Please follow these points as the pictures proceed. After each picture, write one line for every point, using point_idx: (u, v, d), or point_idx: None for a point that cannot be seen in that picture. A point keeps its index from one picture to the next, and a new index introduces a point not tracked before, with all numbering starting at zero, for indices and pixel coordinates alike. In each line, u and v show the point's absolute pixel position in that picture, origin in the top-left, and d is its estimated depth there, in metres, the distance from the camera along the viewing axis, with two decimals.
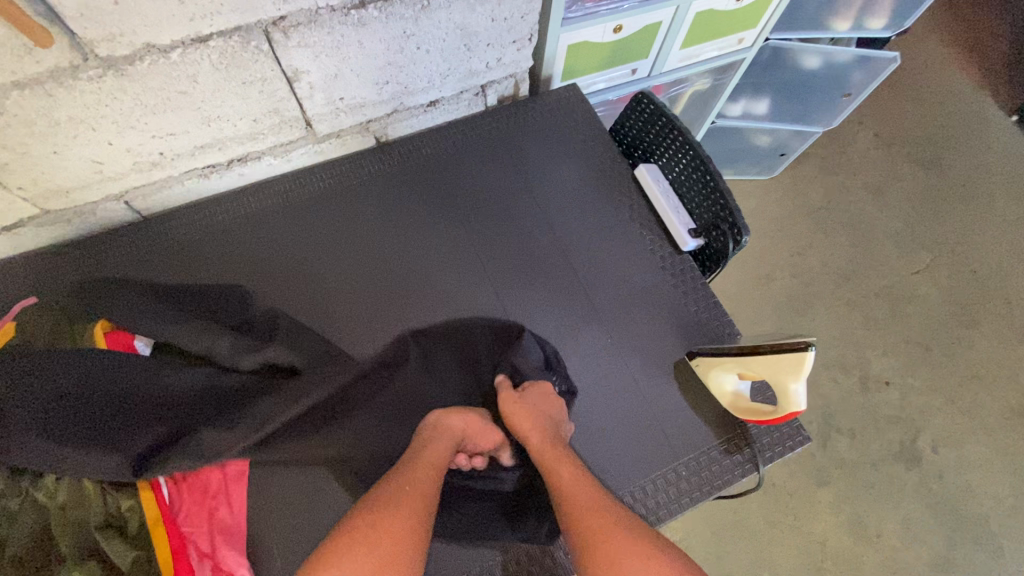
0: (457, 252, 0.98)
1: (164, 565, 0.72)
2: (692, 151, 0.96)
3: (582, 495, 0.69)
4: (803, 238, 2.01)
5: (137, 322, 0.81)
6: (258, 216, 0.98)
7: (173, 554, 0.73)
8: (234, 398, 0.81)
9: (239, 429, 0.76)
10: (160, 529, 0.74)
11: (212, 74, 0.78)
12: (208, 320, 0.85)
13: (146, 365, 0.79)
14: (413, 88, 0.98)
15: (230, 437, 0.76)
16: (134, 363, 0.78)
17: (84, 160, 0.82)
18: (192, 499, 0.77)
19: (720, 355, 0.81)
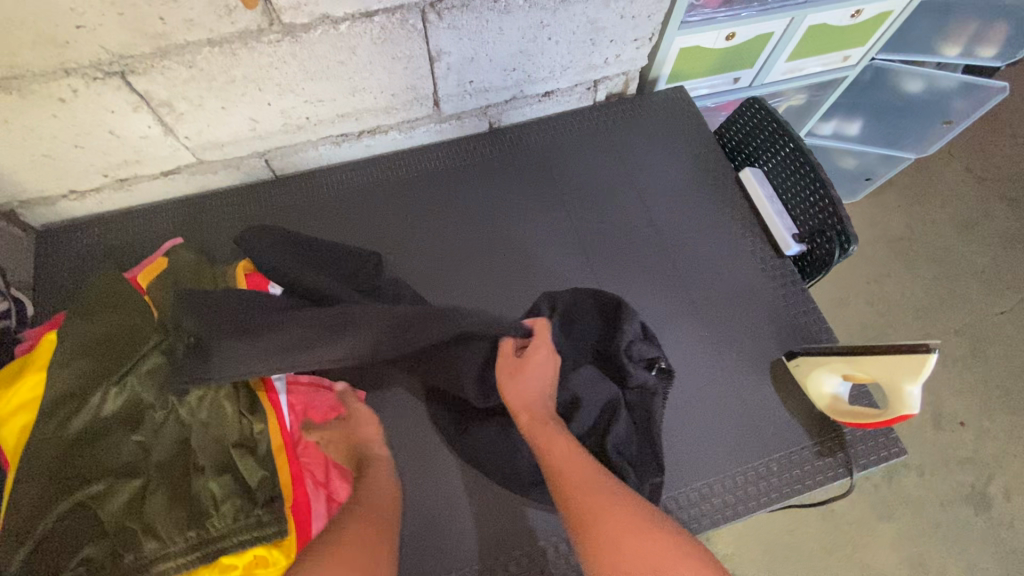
0: (561, 237, 1.03)
1: (285, 487, 0.80)
2: (803, 158, 0.97)
3: (563, 480, 0.67)
4: (880, 266, 1.97)
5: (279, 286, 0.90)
6: (380, 186, 1.06)
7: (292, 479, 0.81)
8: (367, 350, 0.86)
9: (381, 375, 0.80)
10: (283, 454, 0.81)
11: (369, 48, 0.85)
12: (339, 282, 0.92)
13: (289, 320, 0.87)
14: (535, 77, 1.03)
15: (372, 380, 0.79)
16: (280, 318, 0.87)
17: (244, 118, 0.91)
18: (310, 433, 0.86)
19: (827, 355, 0.82)
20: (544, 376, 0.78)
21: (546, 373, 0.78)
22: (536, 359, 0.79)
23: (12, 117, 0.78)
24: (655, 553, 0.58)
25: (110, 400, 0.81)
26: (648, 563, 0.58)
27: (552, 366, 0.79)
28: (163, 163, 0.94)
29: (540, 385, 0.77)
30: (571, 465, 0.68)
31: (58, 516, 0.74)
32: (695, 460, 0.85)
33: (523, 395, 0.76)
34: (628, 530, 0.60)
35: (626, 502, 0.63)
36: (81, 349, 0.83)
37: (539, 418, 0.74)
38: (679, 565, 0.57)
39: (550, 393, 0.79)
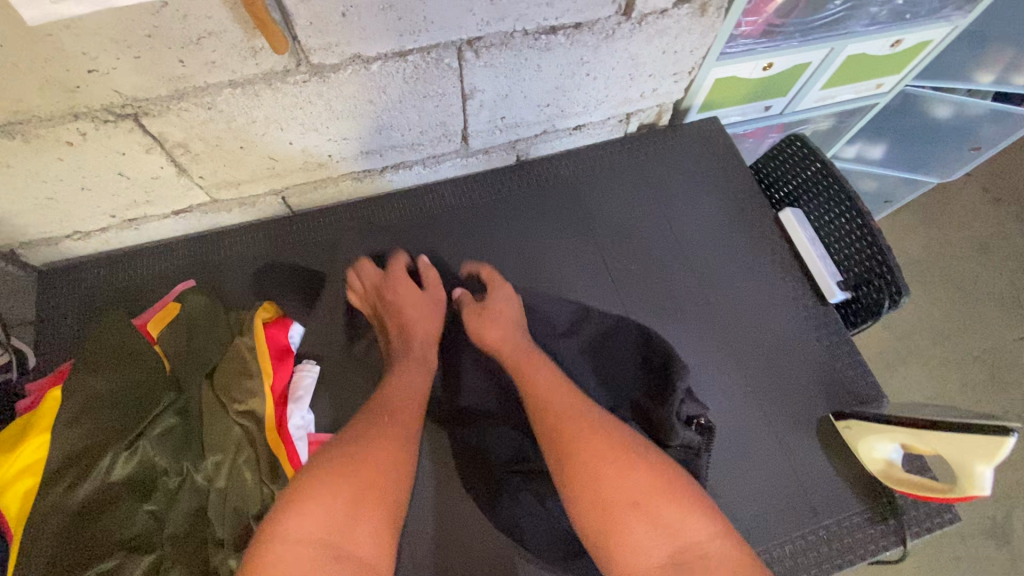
0: (593, 279, 0.99)
1: None
2: (849, 202, 0.92)
3: (548, 416, 0.70)
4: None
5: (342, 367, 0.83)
6: (403, 224, 1.00)
7: None
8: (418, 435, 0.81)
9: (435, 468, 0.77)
10: None
11: (400, 87, 0.79)
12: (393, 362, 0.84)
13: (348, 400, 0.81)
14: (568, 112, 0.98)
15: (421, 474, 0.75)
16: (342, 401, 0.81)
17: (262, 157, 0.85)
18: None
19: (883, 420, 0.78)
20: (511, 313, 0.87)
21: (508, 311, 0.86)
22: (496, 295, 0.88)
23: (14, 161, 0.72)
24: (641, 489, 0.61)
25: (119, 464, 0.74)
26: (631, 497, 0.61)
27: (516, 309, 0.87)
28: (174, 203, 0.88)
29: (510, 319, 0.85)
30: (557, 394, 0.72)
31: None
32: (741, 526, 0.81)
33: (499, 333, 0.83)
34: (610, 462, 0.63)
35: (612, 437, 0.66)
36: (85, 409, 0.76)
37: (517, 349, 0.81)
38: (666, 505, 0.60)
39: (520, 325, 0.86)
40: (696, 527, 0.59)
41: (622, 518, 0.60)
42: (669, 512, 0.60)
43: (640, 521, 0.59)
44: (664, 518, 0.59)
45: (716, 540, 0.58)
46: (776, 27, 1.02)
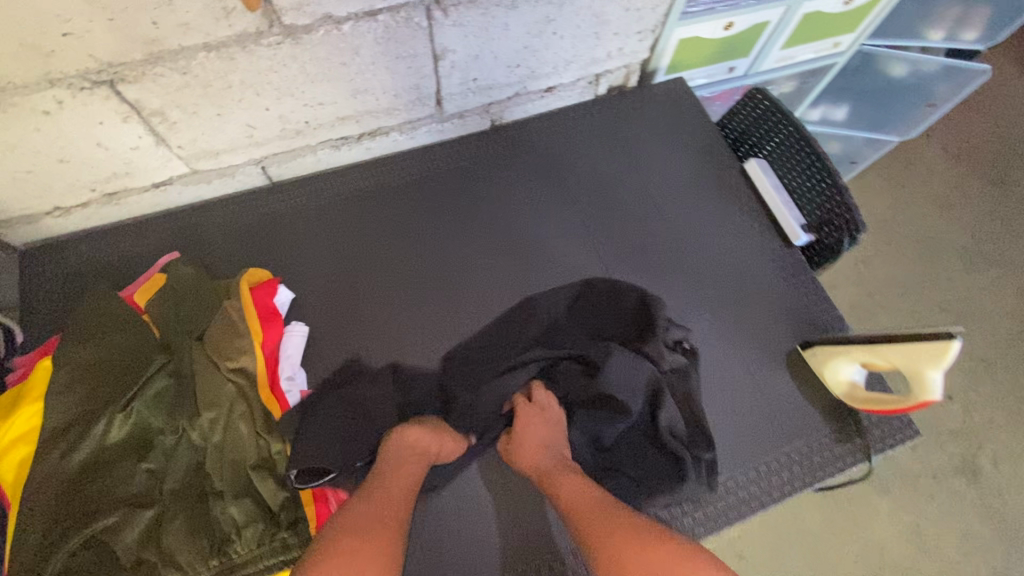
0: (570, 235, 1.02)
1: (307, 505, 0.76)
2: (809, 147, 0.98)
3: (586, 525, 0.62)
4: (866, 247, 2.01)
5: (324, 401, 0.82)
6: (383, 190, 1.03)
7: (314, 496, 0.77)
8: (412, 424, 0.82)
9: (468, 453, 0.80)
10: None
11: (372, 48, 0.81)
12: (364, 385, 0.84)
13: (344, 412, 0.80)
14: (538, 73, 1.00)
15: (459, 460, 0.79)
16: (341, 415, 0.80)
17: (240, 124, 0.87)
18: None
19: (844, 344, 0.83)
20: (537, 435, 0.76)
21: (537, 433, 0.76)
22: (524, 432, 0.76)
23: None
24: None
25: (114, 430, 0.76)
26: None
27: (545, 425, 0.77)
28: (154, 175, 0.90)
29: (540, 441, 0.75)
30: (599, 507, 0.64)
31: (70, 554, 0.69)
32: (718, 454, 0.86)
33: (537, 458, 0.74)
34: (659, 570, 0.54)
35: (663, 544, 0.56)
36: (78, 376, 0.78)
37: (552, 465, 0.72)
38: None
39: (553, 443, 0.76)
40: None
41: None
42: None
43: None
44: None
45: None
46: None
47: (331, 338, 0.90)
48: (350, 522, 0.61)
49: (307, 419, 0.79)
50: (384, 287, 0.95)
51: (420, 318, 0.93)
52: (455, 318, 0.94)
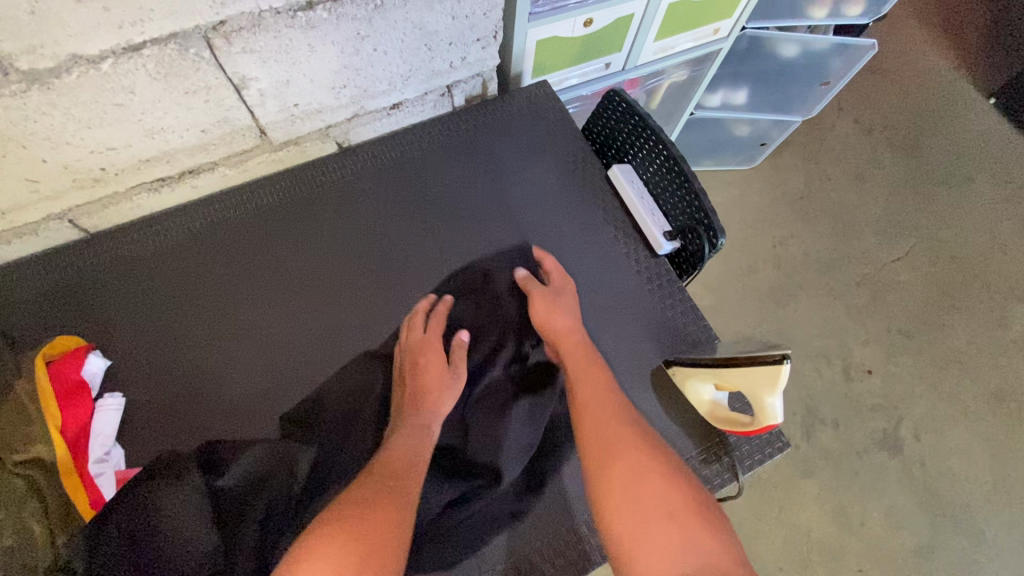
0: (424, 261, 0.95)
1: None
2: (666, 151, 0.93)
3: (591, 425, 0.71)
4: (784, 227, 2.00)
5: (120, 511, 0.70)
6: (215, 230, 0.93)
7: None
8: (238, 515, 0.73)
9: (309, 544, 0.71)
10: None
11: (150, 85, 0.73)
12: (173, 482, 0.73)
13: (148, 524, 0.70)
14: (373, 91, 0.93)
15: None
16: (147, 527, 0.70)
17: (19, 180, 0.77)
18: None
19: (697, 365, 0.79)
20: (567, 309, 0.86)
21: (567, 307, 0.86)
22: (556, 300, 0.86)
23: None
24: (667, 503, 0.63)
25: None
26: (665, 510, 0.62)
27: (569, 304, 0.86)
28: None
29: (569, 322, 0.84)
30: (612, 409, 0.73)
31: None
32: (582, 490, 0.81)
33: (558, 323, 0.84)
34: (643, 474, 0.65)
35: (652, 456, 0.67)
36: None
37: (581, 379, 0.77)
38: (694, 524, 0.61)
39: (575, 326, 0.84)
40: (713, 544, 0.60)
41: (648, 526, 0.61)
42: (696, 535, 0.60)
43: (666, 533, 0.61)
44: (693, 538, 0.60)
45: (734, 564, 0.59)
46: None
47: (151, 405, 0.81)
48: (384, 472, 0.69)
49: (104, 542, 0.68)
50: (215, 341, 0.87)
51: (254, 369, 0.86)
52: (293, 370, 0.85)
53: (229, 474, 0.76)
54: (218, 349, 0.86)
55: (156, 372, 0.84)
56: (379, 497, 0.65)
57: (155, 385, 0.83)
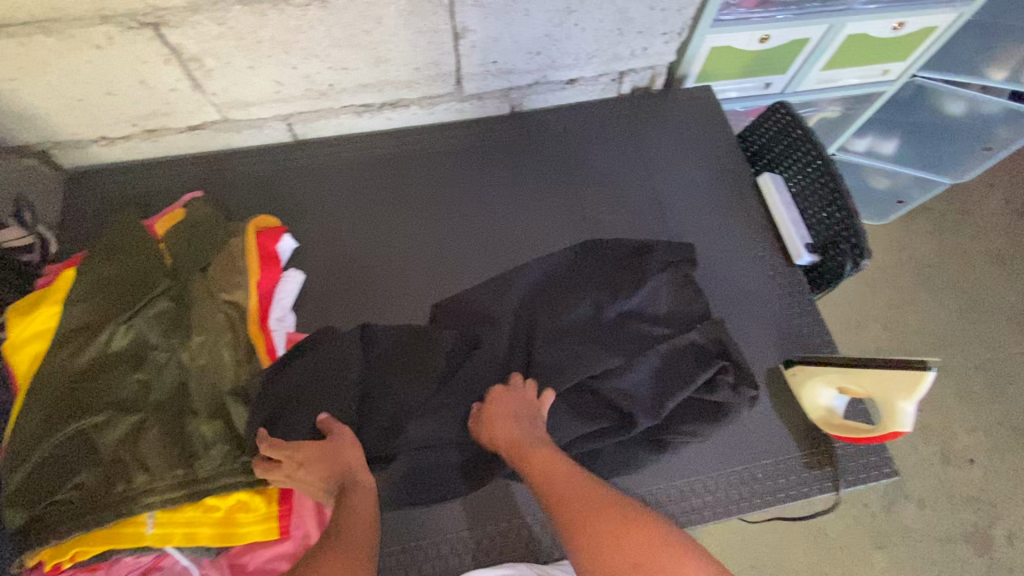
0: (567, 221, 1.03)
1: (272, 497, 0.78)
2: (824, 167, 0.96)
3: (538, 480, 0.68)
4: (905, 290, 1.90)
5: (298, 364, 0.83)
6: (395, 158, 1.08)
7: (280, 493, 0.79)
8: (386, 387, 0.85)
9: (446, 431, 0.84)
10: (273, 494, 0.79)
11: (396, 20, 0.86)
12: (341, 348, 0.84)
13: (318, 377, 0.82)
14: (559, 63, 1.03)
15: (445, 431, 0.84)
16: (316, 378, 0.82)
17: (269, 80, 0.93)
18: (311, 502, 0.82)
19: (820, 366, 0.81)
20: (513, 405, 0.78)
21: (507, 404, 0.79)
22: (494, 402, 0.79)
23: (52, 60, 0.82)
24: (641, 549, 0.57)
25: (117, 337, 0.85)
26: (633, 560, 0.57)
27: (513, 398, 0.79)
28: (189, 118, 0.97)
29: (514, 415, 0.77)
30: (565, 487, 0.66)
31: (60, 441, 0.79)
32: (680, 461, 0.85)
33: (510, 431, 0.75)
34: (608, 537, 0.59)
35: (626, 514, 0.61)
36: (97, 289, 0.88)
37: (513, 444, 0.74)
38: (668, 560, 0.56)
39: (532, 417, 0.77)
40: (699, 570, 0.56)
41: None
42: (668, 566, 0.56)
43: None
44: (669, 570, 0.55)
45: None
46: None
47: (322, 289, 0.96)
48: (330, 542, 0.60)
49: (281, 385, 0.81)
50: (381, 252, 0.99)
51: (407, 279, 0.97)
52: (441, 288, 0.97)
53: (384, 350, 0.87)
54: (382, 257, 0.99)
55: (332, 265, 0.98)
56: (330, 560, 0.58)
57: (330, 275, 0.97)
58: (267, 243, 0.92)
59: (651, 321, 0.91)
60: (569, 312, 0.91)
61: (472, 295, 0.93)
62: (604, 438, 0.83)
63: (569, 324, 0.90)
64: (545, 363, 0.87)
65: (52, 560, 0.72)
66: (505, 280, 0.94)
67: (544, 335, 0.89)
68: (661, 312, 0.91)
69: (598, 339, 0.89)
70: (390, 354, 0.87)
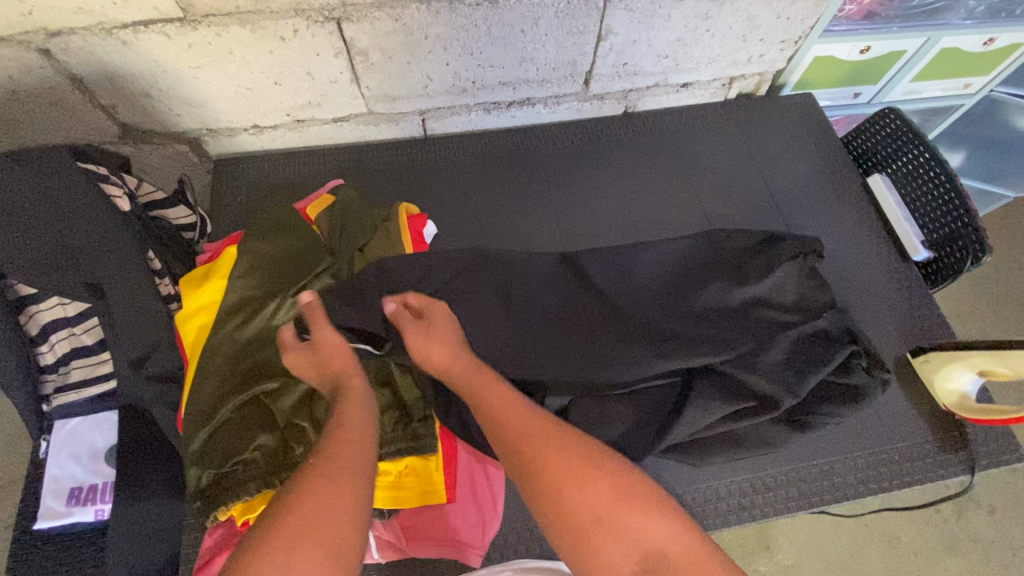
0: (687, 214, 1.08)
1: (439, 466, 0.81)
2: (938, 167, 0.99)
3: (492, 415, 0.69)
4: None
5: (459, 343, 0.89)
6: (518, 153, 1.13)
7: (444, 463, 0.82)
8: (535, 364, 0.89)
9: (593, 408, 0.86)
10: (439, 462, 0.82)
11: (551, 21, 0.93)
12: (496, 324, 0.91)
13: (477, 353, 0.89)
14: (682, 67, 1.09)
15: (592, 405, 0.86)
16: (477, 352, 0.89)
17: (421, 75, 0.99)
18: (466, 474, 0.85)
19: (961, 350, 0.86)
20: (451, 333, 0.81)
21: (448, 330, 0.81)
22: (433, 326, 0.80)
23: (236, 49, 0.88)
24: (603, 501, 0.59)
25: (283, 310, 0.89)
26: (595, 509, 0.58)
27: (452, 326, 0.82)
28: (338, 109, 1.03)
29: (453, 340, 0.80)
30: (525, 427, 0.66)
31: (236, 405, 0.83)
32: (819, 442, 0.89)
33: (449, 358, 0.77)
34: (570, 482, 0.60)
35: (588, 459, 0.62)
36: (256, 265, 0.91)
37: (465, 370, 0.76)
38: (631, 516, 0.58)
39: (462, 344, 0.80)
40: (662, 529, 0.57)
41: (582, 531, 0.58)
42: (631, 522, 0.57)
43: (609, 540, 0.57)
44: (631, 526, 0.57)
45: (676, 533, 0.57)
46: (878, 10, 1.13)
47: None
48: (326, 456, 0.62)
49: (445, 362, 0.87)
50: (514, 238, 1.04)
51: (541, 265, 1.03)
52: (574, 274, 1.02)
53: (526, 327, 0.91)
54: (514, 243, 1.04)
55: (470, 250, 1.03)
56: (330, 470, 0.60)
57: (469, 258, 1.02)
58: (417, 229, 0.99)
59: (779, 309, 0.92)
60: (700, 299, 0.93)
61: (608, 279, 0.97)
62: (745, 420, 0.85)
63: (700, 308, 0.92)
64: (684, 343, 0.88)
65: (242, 516, 0.78)
66: (631, 266, 0.97)
67: (680, 319, 0.91)
68: (786, 298, 0.93)
69: (731, 323, 0.90)
70: (536, 329, 0.91)
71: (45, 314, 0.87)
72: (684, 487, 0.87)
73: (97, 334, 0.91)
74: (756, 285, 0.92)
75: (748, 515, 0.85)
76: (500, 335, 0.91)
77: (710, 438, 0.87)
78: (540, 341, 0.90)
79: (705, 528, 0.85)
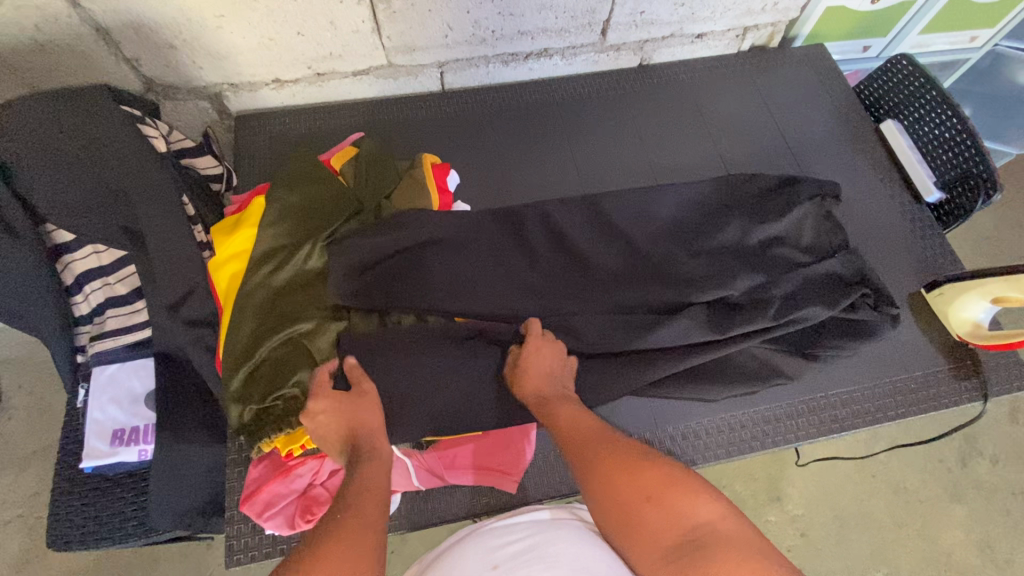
0: (702, 161, 1.09)
1: None
2: (950, 109, 1.01)
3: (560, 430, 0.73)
4: None
5: (486, 284, 0.90)
6: (533, 104, 1.13)
7: None
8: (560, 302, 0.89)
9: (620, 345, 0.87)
10: None
11: None
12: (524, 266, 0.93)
13: (505, 292, 0.90)
14: (698, 16, 1.11)
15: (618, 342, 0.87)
16: (505, 291, 0.90)
17: (442, 24, 1.00)
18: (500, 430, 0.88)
19: (971, 280, 0.89)
20: (547, 367, 0.80)
21: (543, 367, 0.80)
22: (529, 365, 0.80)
23: None
24: (654, 486, 0.61)
25: (314, 257, 0.90)
26: (645, 492, 0.60)
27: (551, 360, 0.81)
28: (360, 61, 1.05)
29: (547, 378, 0.79)
30: (592, 439, 0.70)
31: (273, 346, 0.84)
32: (837, 373, 0.92)
33: (543, 388, 0.79)
34: (625, 471, 0.63)
35: (647, 460, 0.64)
36: (283, 215, 0.91)
37: (552, 402, 0.77)
38: (679, 499, 0.59)
39: (561, 383, 0.80)
40: (709, 512, 0.57)
41: (636, 514, 0.60)
42: (679, 503, 0.59)
43: (653, 511, 0.59)
44: (681, 509, 0.58)
45: (728, 523, 0.56)
46: None
47: None
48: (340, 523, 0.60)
49: (473, 298, 0.89)
50: (534, 185, 1.05)
51: None
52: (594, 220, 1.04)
53: (553, 267, 0.93)
54: (535, 191, 1.05)
55: (492, 198, 1.04)
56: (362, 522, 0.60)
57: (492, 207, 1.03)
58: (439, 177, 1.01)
59: (797, 247, 0.94)
60: (722, 237, 0.94)
61: (628, 221, 0.98)
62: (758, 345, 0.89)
63: (722, 245, 0.94)
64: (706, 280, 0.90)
65: (286, 446, 0.81)
66: (654, 209, 0.99)
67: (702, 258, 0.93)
68: (808, 236, 0.96)
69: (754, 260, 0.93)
70: (557, 270, 0.93)
71: (79, 263, 0.87)
72: (710, 418, 0.90)
73: (130, 284, 0.91)
74: (775, 223, 0.94)
75: (772, 441, 0.89)
76: (528, 276, 0.92)
77: (735, 371, 0.89)
78: (565, 279, 0.92)
79: (729, 455, 0.88)
